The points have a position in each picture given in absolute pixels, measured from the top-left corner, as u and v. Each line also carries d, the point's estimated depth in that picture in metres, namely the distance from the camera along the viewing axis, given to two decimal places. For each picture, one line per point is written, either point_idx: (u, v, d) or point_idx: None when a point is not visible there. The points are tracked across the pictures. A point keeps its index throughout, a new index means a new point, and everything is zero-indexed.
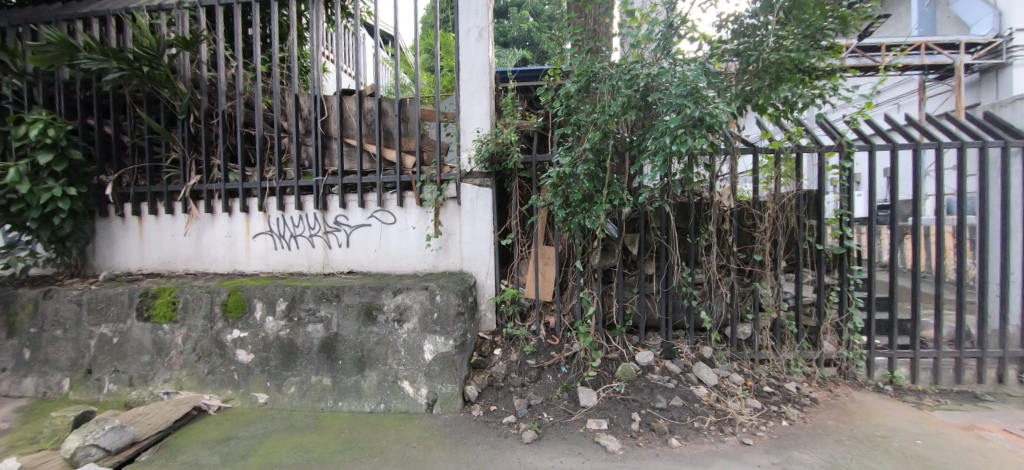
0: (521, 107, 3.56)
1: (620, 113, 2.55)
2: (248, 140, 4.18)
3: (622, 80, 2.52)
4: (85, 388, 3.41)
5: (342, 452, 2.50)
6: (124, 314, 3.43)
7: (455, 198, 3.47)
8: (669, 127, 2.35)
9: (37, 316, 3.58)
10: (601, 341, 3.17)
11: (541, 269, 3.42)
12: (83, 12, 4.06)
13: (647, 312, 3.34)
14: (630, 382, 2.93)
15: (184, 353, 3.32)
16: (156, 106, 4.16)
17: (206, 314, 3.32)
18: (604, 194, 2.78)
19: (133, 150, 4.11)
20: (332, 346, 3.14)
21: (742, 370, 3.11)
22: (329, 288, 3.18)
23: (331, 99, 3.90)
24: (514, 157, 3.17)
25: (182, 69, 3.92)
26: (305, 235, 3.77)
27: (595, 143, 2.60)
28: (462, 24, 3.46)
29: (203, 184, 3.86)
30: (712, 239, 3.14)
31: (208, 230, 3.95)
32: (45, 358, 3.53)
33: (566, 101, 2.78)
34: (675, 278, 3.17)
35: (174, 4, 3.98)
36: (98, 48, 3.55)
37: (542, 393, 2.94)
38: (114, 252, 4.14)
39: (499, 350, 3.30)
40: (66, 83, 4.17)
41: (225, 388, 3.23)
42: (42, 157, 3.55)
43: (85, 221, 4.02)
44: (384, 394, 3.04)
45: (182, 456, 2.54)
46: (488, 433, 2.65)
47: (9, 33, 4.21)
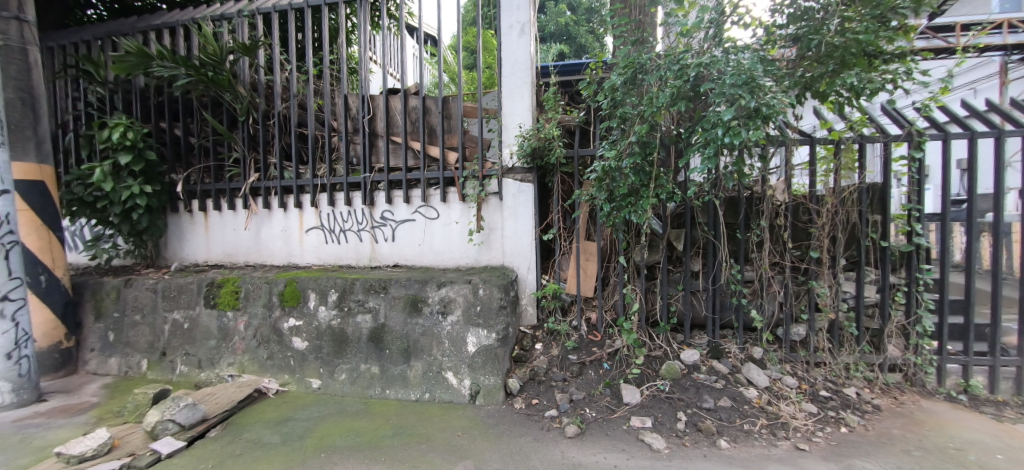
0: (563, 102, 3.53)
1: (668, 105, 2.48)
2: (302, 139, 4.39)
3: (671, 71, 2.46)
4: (160, 369, 3.72)
5: (390, 437, 2.60)
6: (193, 302, 3.71)
7: (497, 193, 3.50)
8: (721, 118, 2.26)
9: (119, 302, 3.94)
10: (644, 339, 3.12)
11: (583, 264, 3.40)
12: (156, 24, 4.39)
13: (693, 310, 3.24)
14: (675, 381, 2.87)
15: (245, 339, 3.56)
16: (220, 109, 4.46)
17: (265, 303, 3.53)
18: (650, 189, 2.71)
19: (200, 150, 4.42)
20: (380, 336, 3.26)
21: (795, 373, 2.96)
22: (377, 281, 3.31)
23: (377, 98, 4.02)
24: (557, 152, 3.17)
25: (242, 74, 4.18)
26: (354, 230, 3.93)
27: (641, 135, 2.54)
28: (505, 20, 3.47)
29: (262, 181, 4.11)
30: (764, 235, 2.99)
31: (266, 225, 4.19)
32: (126, 340, 3.88)
33: (611, 95, 2.71)
34: (723, 275, 3.06)
35: (235, 13, 4.24)
36: (170, 57, 3.84)
37: (584, 388, 2.92)
38: (184, 245, 4.49)
39: (541, 344, 3.31)
40: (142, 89, 4.53)
41: (283, 373, 3.44)
42: (123, 158, 3.88)
43: (160, 216, 4.37)
44: (429, 384, 3.13)
45: (246, 434, 2.72)
46: (531, 426, 2.67)
47: (93, 46, 4.61)
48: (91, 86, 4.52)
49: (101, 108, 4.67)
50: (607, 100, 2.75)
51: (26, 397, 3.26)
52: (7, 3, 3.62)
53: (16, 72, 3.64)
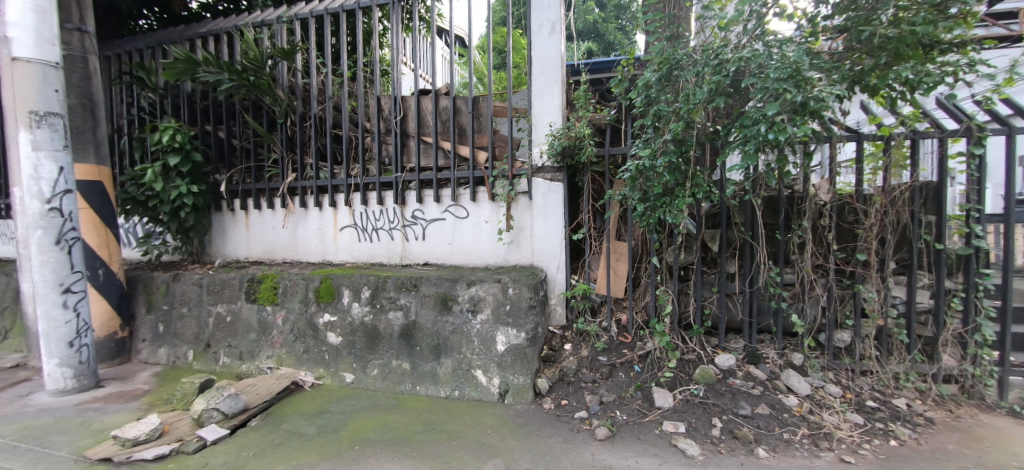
0: (594, 100, 3.49)
1: (705, 101, 2.40)
2: (337, 140, 4.51)
3: (709, 66, 2.38)
4: (205, 360, 3.91)
5: (421, 433, 2.63)
6: (236, 296, 3.88)
7: (527, 193, 3.49)
8: (764, 114, 2.17)
9: (168, 296, 4.16)
10: (676, 341, 3.04)
11: (613, 265, 3.36)
12: (202, 32, 4.61)
13: (728, 313, 3.14)
14: (709, 386, 2.79)
15: (283, 333, 3.69)
16: (260, 112, 4.63)
17: (302, 299, 3.65)
18: (685, 188, 2.63)
19: (242, 152, 4.61)
20: (411, 333, 3.31)
21: (840, 381, 2.81)
22: (408, 278, 3.37)
23: (409, 99, 4.08)
24: (587, 151, 3.14)
25: (281, 78, 4.34)
26: (385, 229, 4.02)
27: (677, 133, 2.46)
28: (535, 19, 3.46)
29: (299, 182, 4.25)
30: (806, 236, 2.85)
31: (303, 223, 4.34)
32: (174, 332, 4.09)
33: (645, 92, 2.66)
34: (760, 278, 2.95)
35: (274, 19, 4.40)
36: (215, 63, 4.02)
37: (615, 391, 2.88)
38: (226, 242, 4.70)
39: (570, 345, 3.29)
40: (189, 94, 4.76)
41: (318, 367, 3.55)
42: (172, 159, 4.10)
43: (205, 215, 4.59)
44: (458, 382, 3.15)
45: (285, 424, 2.81)
46: (561, 427, 2.65)
47: (145, 54, 4.88)
48: (144, 91, 4.79)
49: (152, 112, 4.95)
50: (641, 97, 2.69)
51: (86, 383, 3.49)
52: (71, 15, 3.88)
53: (77, 79, 3.89)
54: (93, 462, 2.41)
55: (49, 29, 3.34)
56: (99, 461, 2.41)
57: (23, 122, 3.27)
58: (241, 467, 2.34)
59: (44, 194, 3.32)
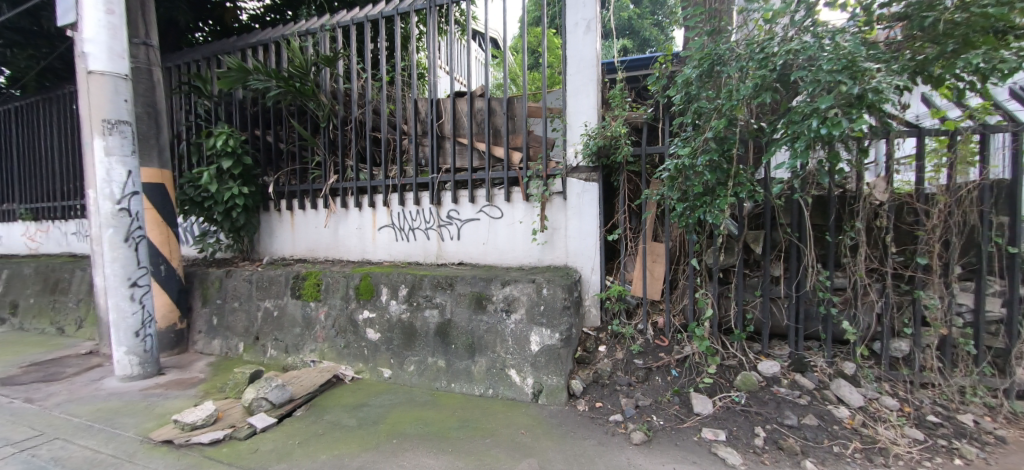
0: (631, 98, 3.43)
1: (750, 97, 2.31)
2: (376, 142, 4.65)
3: (753, 60, 2.28)
4: (254, 352, 4.13)
5: (456, 429, 2.68)
6: (282, 292, 4.07)
7: (561, 193, 3.47)
8: (815, 108, 2.05)
9: (221, 291, 4.42)
10: (716, 346, 2.94)
11: (649, 266, 3.30)
12: (252, 42, 4.88)
13: (773, 318, 3.01)
14: (752, 394, 2.69)
15: (325, 329, 3.84)
16: (304, 116, 4.84)
17: (343, 295, 3.79)
18: (727, 187, 2.54)
19: (288, 154, 4.84)
20: (446, 331, 3.37)
21: (897, 393, 2.63)
22: (444, 277, 3.43)
23: (445, 101, 4.15)
24: (624, 150, 3.10)
25: (324, 84, 4.52)
26: (422, 229, 4.11)
27: (718, 131, 2.37)
28: (570, 18, 3.44)
29: (340, 183, 4.41)
30: (860, 238, 2.69)
31: (343, 223, 4.50)
32: (227, 324, 4.34)
33: (685, 89, 2.58)
34: (808, 281, 2.80)
35: (318, 28, 4.59)
36: (264, 71, 4.24)
37: (651, 395, 2.82)
38: (273, 240, 4.94)
39: (604, 347, 3.25)
40: (240, 101, 5.04)
41: (358, 362, 3.67)
42: (225, 163, 4.36)
43: (255, 215, 4.85)
44: (493, 381, 3.18)
45: (327, 416, 2.93)
46: (595, 430, 2.62)
47: (202, 64, 5.21)
48: (201, 100, 5.12)
49: (208, 119, 5.27)
50: (680, 94, 2.62)
51: (149, 370, 3.77)
52: (138, 30, 4.20)
53: (143, 89, 4.20)
54: (156, 443, 2.60)
55: (119, 44, 3.63)
56: (161, 442, 2.60)
57: (97, 129, 3.57)
58: (288, 454, 2.46)
59: (115, 195, 3.60)
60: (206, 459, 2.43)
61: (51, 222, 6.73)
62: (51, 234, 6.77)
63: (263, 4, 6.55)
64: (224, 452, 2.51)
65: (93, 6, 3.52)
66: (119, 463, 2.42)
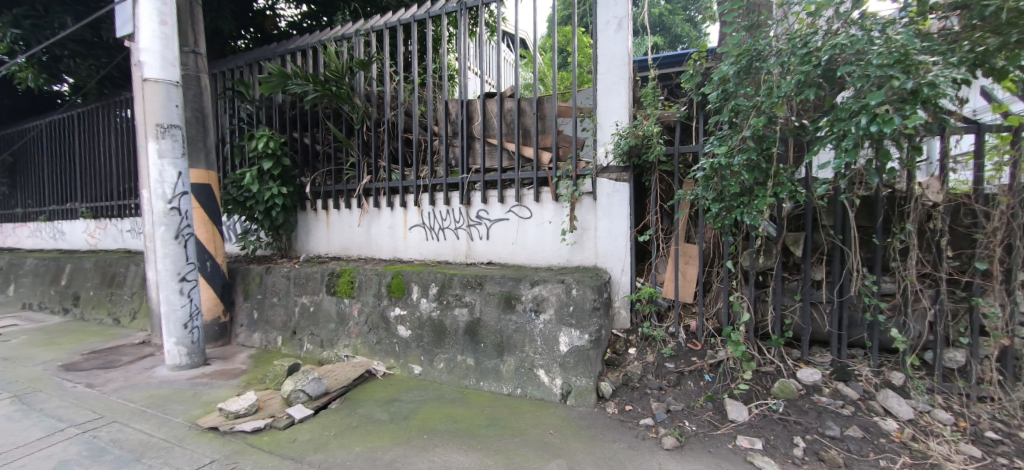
0: (663, 96, 3.35)
1: (792, 94, 2.22)
2: (407, 143, 4.74)
3: (795, 55, 2.20)
4: (292, 345, 4.29)
5: (486, 427, 2.70)
6: (318, 289, 4.21)
7: (591, 193, 3.44)
8: (864, 104, 1.95)
9: (262, 286, 4.61)
10: (752, 352, 2.85)
11: (682, 268, 3.23)
12: (292, 48, 5.06)
13: (813, 324, 2.88)
14: (790, 402, 2.59)
15: (358, 325, 3.95)
16: (340, 119, 4.99)
17: (375, 293, 3.89)
18: (765, 187, 2.45)
19: (324, 156, 5.00)
20: (475, 330, 3.40)
21: (950, 407, 2.47)
22: (473, 277, 3.46)
23: (475, 102, 4.19)
24: (656, 149, 3.05)
25: (359, 87, 4.66)
26: (451, 228, 4.16)
27: (757, 129, 2.29)
28: (602, 16, 3.40)
29: (373, 183, 4.52)
30: (910, 241, 2.55)
31: (376, 222, 4.62)
32: (266, 319, 4.52)
33: (721, 86, 2.50)
34: (852, 286, 2.67)
35: (353, 33, 4.72)
36: (302, 76, 4.40)
37: (683, 399, 2.76)
38: (309, 239, 5.12)
39: (634, 349, 3.20)
40: (280, 105, 5.25)
41: (389, 358, 3.75)
42: (266, 164, 4.56)
43: (292, 214, 5.03)
44: (521, 380, 3.18)
45: (360, 409, 3.01)
46: (625, 433, 2.58)
47: (245, 70, 5.45)
48: (243, 104, 5.36)
49: (249, 122, 5.51)
50: (716, 92, 2.55)
51: (196, 360, 3.98)
52: (187, 39, 4.44)
53: (193, 95, 4.42)
54: (203, 430, 2.74)
55: (171, 53, 3.85)
56: (207, 429, 2.74)
57: (151, 133, 3.79)
58: (324, 445, 2.54)
59: (167, 195, 3.82)
60: (248, 447, 2.55)
61: (108, 220, 7.20)
62: (109, 231, 7.25)
63: (300, 11, 6.82)
64: (265, 440, 2.62)
65: (149, 17, 3.75)
66: (169, 447, 2.56)
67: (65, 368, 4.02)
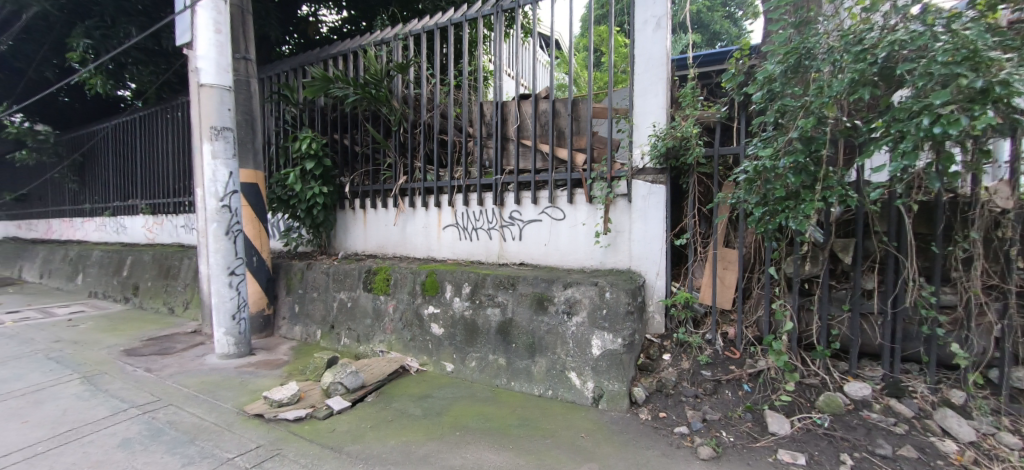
0: (703, 96, 3.26)
1: (845, 93, 2.11)
2: (442, 144, 4.81)
3: (849, 53, 2.09)
4: (330, 339, 4.45)
5: (517, 427, 2.71)
6: (355, 285, 4.34)
7: (626, 195, 3.39)
8: (926, 104, 1.84)
9: (303, 281, 4.80)
10: (796, 362, 2.73)
11: (720, 273, 3.13)
12: (334, 53, 5.25)
13: (863, 336, 2.73)
14: (836, 417, 2.47)
15: (394, 321, 4.04)
16: (378, 121, 5.13)
17: (410, 290, 3.97)
18: (813, 190, 2.33)
19: (363, 157, 5.15)
20: (508, 330, 3.41)
21: (1019, 430, 2.28)
22: (506, 277, 3.48)
23: (510, 104, 4.21)
24: (695, 151, 2.97)
25: (396, 90, 4.78)
26: (484, 229, 4.20)
27: (805, 131, 2.18)
28: (639, 16, 3.35)
29: (409, 184, 4.63)
30: (975, 250, 2.37)
31: (411, 221, 4.72)
32: (307, 312, 4.71)
33: (767, 86, 2.40)
34: (907, 297, 2.51)
35: (392, 37, 4.84)
36: (344, 80, 4.55)
37: (720, 409, 2.68)
38: (348, 237, 5.30)
39: (669, 355, 3.14)
40: (322, 108, 5.45)
41: (423, 354, 3.83)
42: (308, 164, 4.75)
43: (332, 212, 5.21)
44: (553, 382, 3.17)
45: (395, 404, 3.08)
46: (659, 440, 2.53)
47: (290, 74, 5.69)
48: (288, 107, 5.60)
49: (293, 124, 5.75)
50: (761, 91, 2.45)
51: (243, 350, 4.18)
52: (239, 46, 4.68)
53: (243, 99, 4.66)
54: (249, 416, 2.89)
55: (225, 59, 4.07)
56: (253, 416, 2.88)
57: (206, 135, 4.03)
58: (361, 436, 2.62)
59: (219, 193, 4.05)
60: (291, 434, 2.66)
61: (165, 216, 7.69)
62: (165, 227, 7.74)
63: (340, 17, 7.08)
64: (306, 429, 2.73)
65: (205, 26, 3.98)
66: (219, 431, 2.71)
67: (126, 353, 4.32)
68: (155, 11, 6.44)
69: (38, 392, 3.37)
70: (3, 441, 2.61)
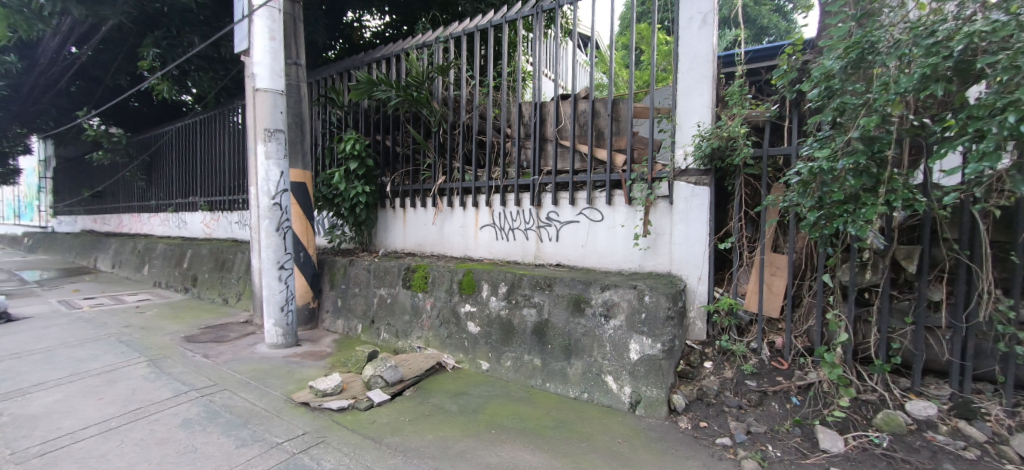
0: (751, 94, 3.12)
1: (914, 90, 1.96)
2: (481, 145, 4.87)
3: (919, 46, 1.93)
4: (370, 333, 4.59)
5: (553, 429, 2.69)
6: (395, 282, 4.46)
7: (668, 197, 3.30)
8: (1010, 102, 1.67)
9: (346, 277, 4.98)
10: (851, 377, 2.57)
11: (767, 280, 2.99)
12: (378, 56, 5.41)
13: (928, 351, 2.53)
14: (896, 437, 2.30)
15: (431, 318, 4.12)
16: (418, 122, 5.24)
17: (447, 289, 4.04)
18: (875, 194, 2.19)
19: (404, 157, 5.29)
20: (544, 331, 3.40)
21: None
22: (543, 278, 3.47)
23: (549, 104, 4.19)
24: (742, 152, 2.86)
25: (437, 92, 4.87)
26: (521, 229, 4.21)
27: (867, 130, 2.05)
28: (684, 13, 3.25)
29: (447, 184, 4.70)
30: None
31: (449, 221, 4.80)
32: (349, 307, 4.88)
33: (824, 83, 2.28)
34: (981, 311, 2.30)
35: (433, 40, 4.94)
36: (387, 82, 4.69)
37: (765, 421, 2.56)
38: (388, 235, 5.44)
39: (711, 363, 3.03)
40: (366, 110, 5.63)
41: (459, 352, 3.88)
42: (353, 165, 4.93)
43: (374, 211, 5.38)
44: (589, 385, 3.13)
45: (432, 399, 3.14)
46: (700, 450, 2.44)
47: (337, 78, 5.92)
48: (335, 109, 5.82)
49: (339, 126, 5.98)
50: (818, 88, 2.31)
51: (290, 340, 4.39)
52: (291, 52, 4.90)
53: (293, 102, 4.89)
54: (296, 404, 3.03)
55: (278, 65, 4.29)
56: (299, 404, 3.01)
57: (261, 137, 4.25)
58: (400, 429, 2.68)
59: (271, 192, 4.27)
60: (334, 423, 2.77)
61: (222, 213, 8.18)
62: (222, 223, 8.23)
63: (383, 21, 7.32)
64: (348, 419, 2.82)
65: (261, 34, 4.21)
66: (269, 416, 2.86)
67: (186, 340, 4.63)
68: (215, 21, 6.87)
69: (111, 372, 3.67)
70: (82, 415, 2.86)
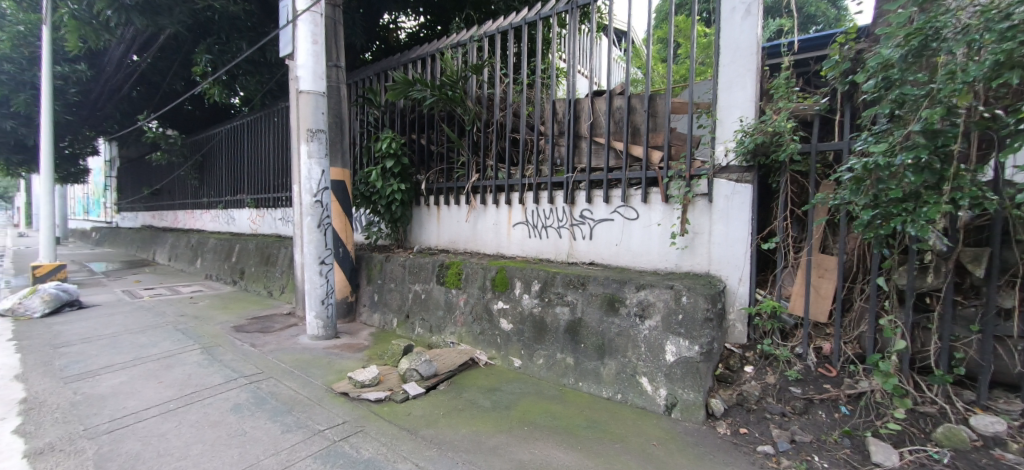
0: (799, 87, 2.97)
1: (984, 79, 1.81)
2: (513, 143, 4.88)
3: (993, 31, 1.75)
4: (405, 327, 4.70)
5: (586, 428, 2.67)
6: (429, 278, 4.54)
7: (707, 195, 3.19)
8: None
9: (382, 272, 5.12)
10: (907, 387, 2.41)
11: (814, 282, 2.84)
12: (414, 56, 5.50)
13: (996, 362, 2.34)
14: (959, 453, 2.14)
15: (464, 314, 4.17)
16: (452, 120, 5.30)
17: (480, 285, 4.07)
18: (938, 191, 2.04)
19: (438, 156, 5.37)
20: (577, 330, 3.37)
21: None
22: (577, 276, 3.43)
23: (583, 101, 4.14)
24: (789, 147, 2.72)
25: (471, 91, 4.91)
26: (554, 227, 4.19)
27: (930, 122, 1.90)
28: (727, 4, 3.12)
29: (481, 181, 4.74)
30: None
31: (482, 218, 4.84)
32: (385, 301, 5.01)
33: (882, 73, 2.15)
34: None
35: (468, 39, 4.97)
36: (422, 82, 4.77)
37: (811, 430, 2.44)
38: (422, 231, 5.54)
39: (752, 368, 2.92)
40: (402, 109, 5.75)
41: (491, 348, 3.91)
42: (389, 163, 5.06)
43: (409, 208, 5.49)
44: (622, 386, 3.08)
45: (466, 394, 3.18)
46: (739, 457, 2.36)
47: (375, 79, 6.06)
48: (372, 109, 5.97)
49: (376, 125, 6.13)
50: (874, 79, 2.19)
51: (330, 333, 4.55)
52: (331, 54, 5.05)
53: (334, 103, 5.05)
54: (336, 394, 3.14)
55: (320, 67, 4.45)
56: (339, 394, 3.12)
57: (304, 137, 4.43)
58: (434, 422, 2.73)
59: (312, 189, 4.44)
60: (371, 414, 2.85)
61: (266, 210, 8.57)
62: (266, 220, 8.61)
63: (418, 22, 7.49)
64: (384, 410, 2.90)
65: (304, 38, 4.38)
66: (311, 404, 2.98)
67: (235, 329, 4.89)
68: (262, 26, 7.20)
69: (169, 358, 3.92)
70: (143, 397, 3.07)
